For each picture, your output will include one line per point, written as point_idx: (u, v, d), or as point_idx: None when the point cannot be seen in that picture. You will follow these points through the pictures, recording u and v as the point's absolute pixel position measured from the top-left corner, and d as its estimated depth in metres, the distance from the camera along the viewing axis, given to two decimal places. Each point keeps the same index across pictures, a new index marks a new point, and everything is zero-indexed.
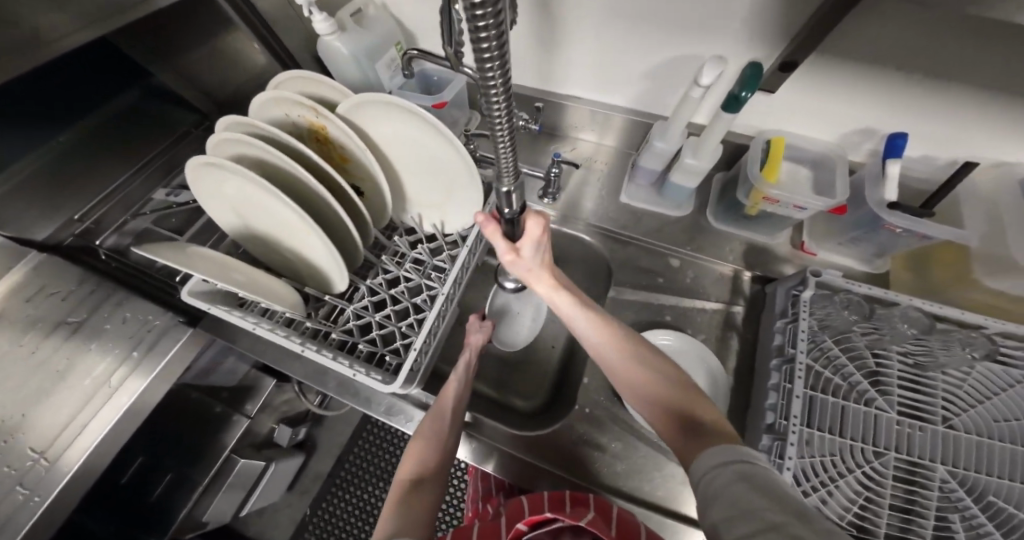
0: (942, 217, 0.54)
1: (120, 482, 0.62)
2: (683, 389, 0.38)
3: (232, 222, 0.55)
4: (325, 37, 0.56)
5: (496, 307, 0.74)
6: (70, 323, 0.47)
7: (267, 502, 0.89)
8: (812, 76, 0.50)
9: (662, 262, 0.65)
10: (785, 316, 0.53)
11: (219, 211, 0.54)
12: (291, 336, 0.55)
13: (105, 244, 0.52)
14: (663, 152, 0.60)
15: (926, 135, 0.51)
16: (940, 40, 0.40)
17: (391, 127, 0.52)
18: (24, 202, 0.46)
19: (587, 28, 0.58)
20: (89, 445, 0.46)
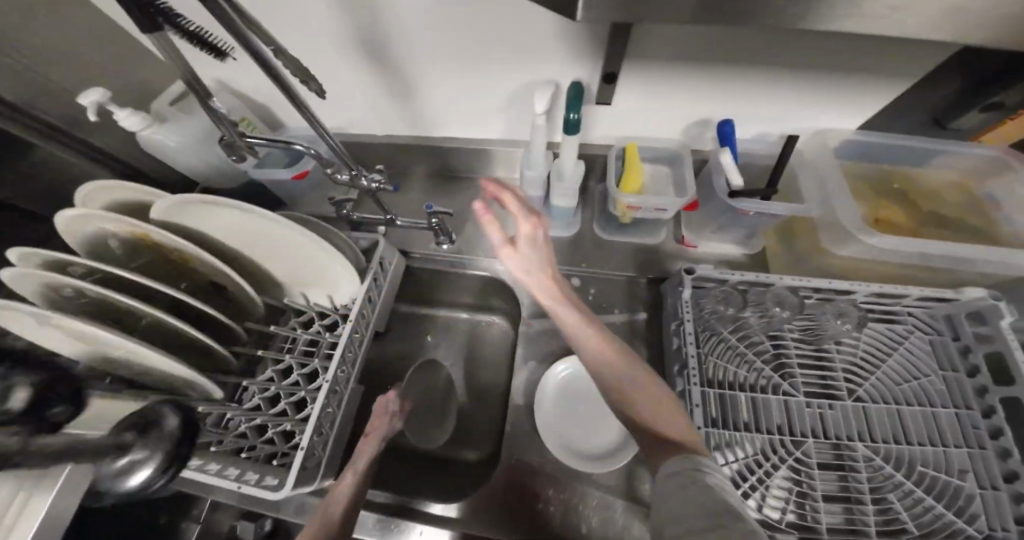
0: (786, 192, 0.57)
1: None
2: (652, 400, 0.37)
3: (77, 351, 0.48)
4: (142, 133, 0.52)
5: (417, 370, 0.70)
6: None
7: None
8: (639, 83, 0.51)
9: (563, 283, 0.64)
10: (676, 317, 0.54)
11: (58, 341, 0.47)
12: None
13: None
14: (534, 178, 0.60)
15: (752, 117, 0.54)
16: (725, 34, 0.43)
17: (227, 222, 0.49)
18: None
19: (424, 73, 0.57)
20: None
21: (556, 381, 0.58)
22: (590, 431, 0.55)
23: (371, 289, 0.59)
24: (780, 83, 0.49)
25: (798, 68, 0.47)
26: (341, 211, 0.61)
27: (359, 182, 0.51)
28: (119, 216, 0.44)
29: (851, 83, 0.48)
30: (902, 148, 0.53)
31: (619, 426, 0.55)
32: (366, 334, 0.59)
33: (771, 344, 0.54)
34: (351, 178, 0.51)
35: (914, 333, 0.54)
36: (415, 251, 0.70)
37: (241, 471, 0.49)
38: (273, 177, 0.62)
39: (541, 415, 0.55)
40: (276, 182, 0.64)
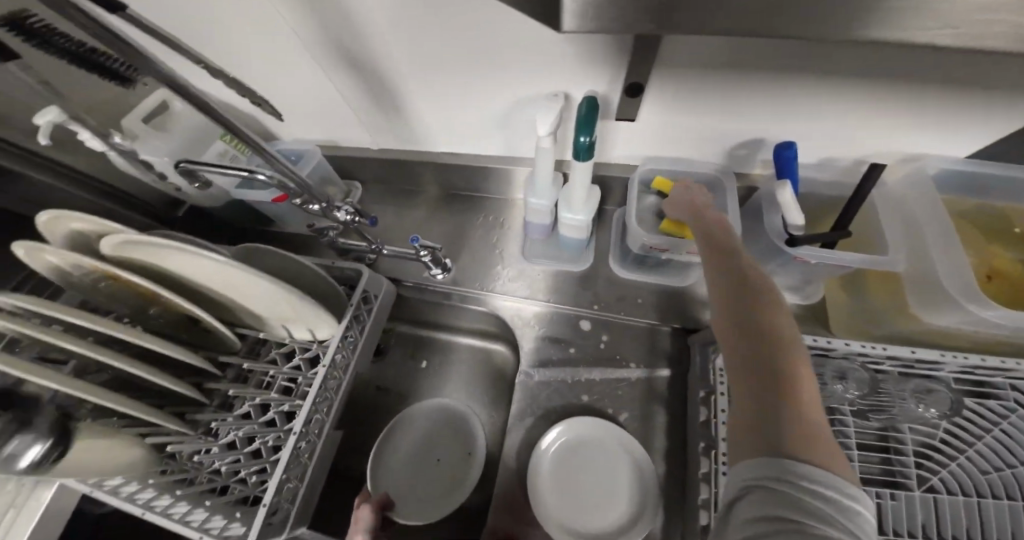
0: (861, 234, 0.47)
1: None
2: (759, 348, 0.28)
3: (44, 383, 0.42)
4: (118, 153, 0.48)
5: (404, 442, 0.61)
6: None
7: None
8: (670, 98, 0.42)
9: (571, 326, 0.56)
10: (705, 384, 0.43)
11: None
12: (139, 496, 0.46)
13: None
14: (540, 208, 0.52)
15: (815, 137, 0.43)
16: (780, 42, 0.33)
17: (182, 259, 0.42)
18: None
19: (416, 85, 0.50)
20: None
21: (556, 444, 0.49)
22: (594, 508, 0.46)
23: (351, 326, 0.52)
24: (858, 97, 0.38)
25: (884, 80, 0.35)
26: (326, 239, 0.56)
27: (330, 214, 0.45)
28: (67, 250, 0.38)
29: (959, 97, 0.36)
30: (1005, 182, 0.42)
31: (625, 502, 0.45)
32: (346, 378, 0.52)
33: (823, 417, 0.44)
34: (323, 210, 0.45)
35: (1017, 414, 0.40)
36: (408, 280, 0.64)
37: (207, 515, 0.45)
38: (256, 197, 0.57)
39: (535, 485, 0.47)
40: (260, 202, 0.59)
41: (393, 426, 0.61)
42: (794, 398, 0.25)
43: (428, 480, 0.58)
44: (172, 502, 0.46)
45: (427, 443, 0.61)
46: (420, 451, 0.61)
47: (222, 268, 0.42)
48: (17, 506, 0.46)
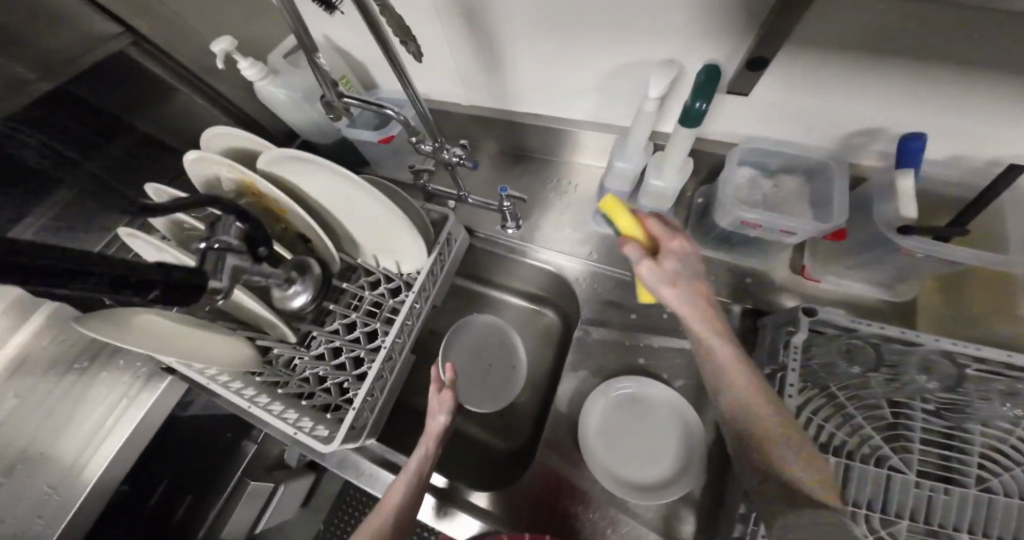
0: (982, 238, 0.45)
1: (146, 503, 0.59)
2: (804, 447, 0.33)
3: (192, 279, 0.53)
4: (258, 84, 0.54)
5: (467, 336, 0.69)
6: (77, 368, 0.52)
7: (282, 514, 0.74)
8: (790, 75, 0.41)
9: (636, 295, 0.58)
10: (773, 362, 0.45)
11: (179, 271, 0.53)
12: (245, 391, 0.54)
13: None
14: (626, 173, 0.53)
15: (946, 131, 0.41)
16: (935, 29, 0.31)
17: (313, 178, 0.49)
18: None
19: (524, 45, 0.52)
20: (103, 462, 0.52)
21: (614, 397, 0.53)
22: (643, 457, 0.50)
23: (436, 263, 0.58)
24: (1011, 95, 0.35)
25: None
26: (420, 184, 0.62)
27: (439, 155, 0.50)
28: (232, 163, 0.46)
29: None
30: None
31: (673, 461, 0.49)
32: (424, 311, 0.59)
33: (892, 410, 0.44)
34: (433, 150, 0.51)
35: None
36: (481, 231, 0.68)
37: (298, 416, 0.52)
38: (358, 137, 0.61)
39: (585, 426, 0.52)
40: (362, 143, 0.64)
41: (454, 330, 0.68)
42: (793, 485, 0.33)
43: (480, 379, 0.67)
44: (271, 400, 0.53)
45: (479, 350, 0.69)
46: (475, 355, 0.68)
47: (348, 190, 0.49)
48: (130, 397, 0.56)
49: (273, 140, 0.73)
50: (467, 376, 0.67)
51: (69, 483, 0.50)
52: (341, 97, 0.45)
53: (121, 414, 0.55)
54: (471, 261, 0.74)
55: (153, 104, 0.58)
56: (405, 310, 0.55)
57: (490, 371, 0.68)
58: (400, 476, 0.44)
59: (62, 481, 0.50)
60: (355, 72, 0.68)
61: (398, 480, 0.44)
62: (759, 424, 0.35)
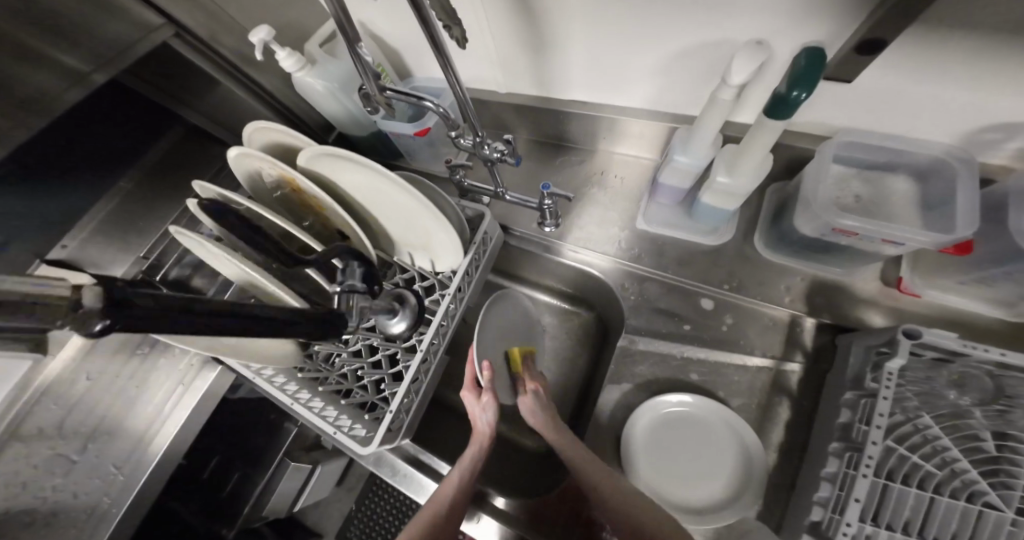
0: None
1: (200, 477, 0.61)
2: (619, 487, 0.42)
3: (235, 272, 0.53)
4: (297, 76, 0.52)
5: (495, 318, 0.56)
6: (141, 353, 0.55)
7: (321, 492, 0.82)
8: (905, 57, 0.34)
9: (689, 303, 0.53)
10: (859, 388, 0.40)
11: (224, 265, 0.53)
12: (288, 386, 0.55)
13: (168, 275, 0.57)
14: (686, 168, 0.48)
15: None
16: None
17: (352, 176, 0.48)
18: (98, 246, 0.52)
19: (576, 24, 0.46)
20: (164, 442, 0.54)
21: (664, 411, 0.49)
22: (694, 474, 0.47)
23: (474, 263, 0.55)
24: None
25: None
26: (457, 180, 0.58)
27: (481, 149, 0.47)
28: (274, 160, 0.45)
29: None
30: None
31: (727, 481, 0.46)
32: (462, 311, 0.57)
33: (995, 444, 0.39)
34: (474, 144, 0.47)
35: None
36: (517, 228, 0.65)
37: (338, 414, 0.52)
38: (394, 129, 0.59)
39: (628, 441, 0.48)
40: (399, 135, 0.61)
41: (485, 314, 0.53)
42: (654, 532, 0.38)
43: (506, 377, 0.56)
44: (313, 397, 0.54)
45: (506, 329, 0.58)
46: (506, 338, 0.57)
47: (389, 187, 0.47)
48: (186, 384, 0.57)
49: (311, 131, 0.72)
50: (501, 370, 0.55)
51: (132, 463, 0.53)
52: (382, 89, 0.42)
53: (175, 400, 0.56)
54: (508, 259, 0.71)
55: (197, 97, 0.58)
56: (444, 311, 0.53)
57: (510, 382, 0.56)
58: (450, 473, 0.45)
59: (127, 462, 0.53)
60: (391, 59, 0.65)
61: (448, 479, 0.45)
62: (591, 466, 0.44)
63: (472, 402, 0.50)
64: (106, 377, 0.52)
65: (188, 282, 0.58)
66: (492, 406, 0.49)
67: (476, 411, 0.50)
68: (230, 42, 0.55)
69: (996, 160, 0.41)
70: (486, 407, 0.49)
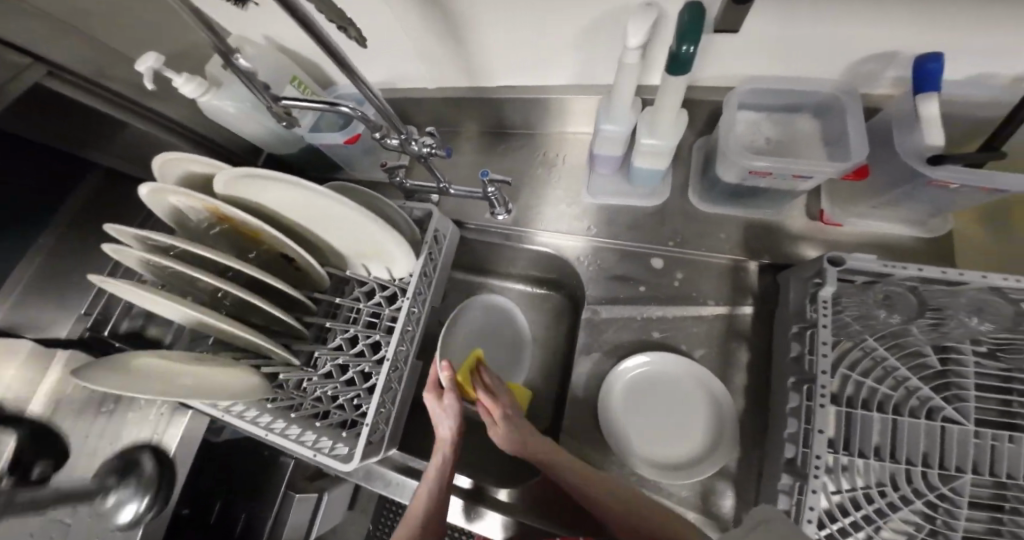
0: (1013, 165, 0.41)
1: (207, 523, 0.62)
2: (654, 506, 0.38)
3: (178, 314, 0.50)
4: (202, 100, 0.49)
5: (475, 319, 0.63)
6: (106, 410, 0.51)
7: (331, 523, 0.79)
8: (783, 5, 0.35)
9: (643, 266, 0.55)
10: (801, 320, 0.42)
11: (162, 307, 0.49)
12: (260, 419, 0.53)
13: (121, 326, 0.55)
14: (614, 136, 0.49)
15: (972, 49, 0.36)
16: None
17: (283, 195, 0.46)
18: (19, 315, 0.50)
19: (481, 9, 0.46)
20: None
21: (632, 374, 0.51)
22: (674, 432, 0.48)
23: (426, 265, 0.55)
24: None
25: None
26: (396, 183, 0.58)
27: (409, 147, 0.46)
28: (190, 190, 0.42)
29: None
30: None
31: (704, 431, 0.47)
32: (424, 313, 0.57)
33: (939, 357, 0.41)
34: (401, 143, 0.46)
35: None
36: (471, 222, 0.64)
37: (316, 437, 0.51)
38: (324, 141, 0.57)
39: (608, 411, 0.49)
40: (330, 147, 0.59)
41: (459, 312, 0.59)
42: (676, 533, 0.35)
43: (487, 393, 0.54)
44: (287, 425, 0.52)
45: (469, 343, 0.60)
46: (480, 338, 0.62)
47: (319, 200, 0.45)
48: None
49: (241, 156, 0.69)
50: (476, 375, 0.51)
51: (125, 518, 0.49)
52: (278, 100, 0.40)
53: None
54: (468, 253, 0.71)
55: (103, 141, 0.53)
56: (404, 316, 0.53)
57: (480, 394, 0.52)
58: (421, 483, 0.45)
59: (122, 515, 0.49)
60: (308, 68, 0.63)
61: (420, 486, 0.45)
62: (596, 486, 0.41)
63: (438, 407, 0.48)
64: (78, 438, 0.49)
65: (142, 332, 0.56)
66: (450, 414, 0.46)
67: (438, 415, 0.48)
68: (124, 77, 0.51)
69: (880, 88, 0.42)
70: (446, 410, 0.47)
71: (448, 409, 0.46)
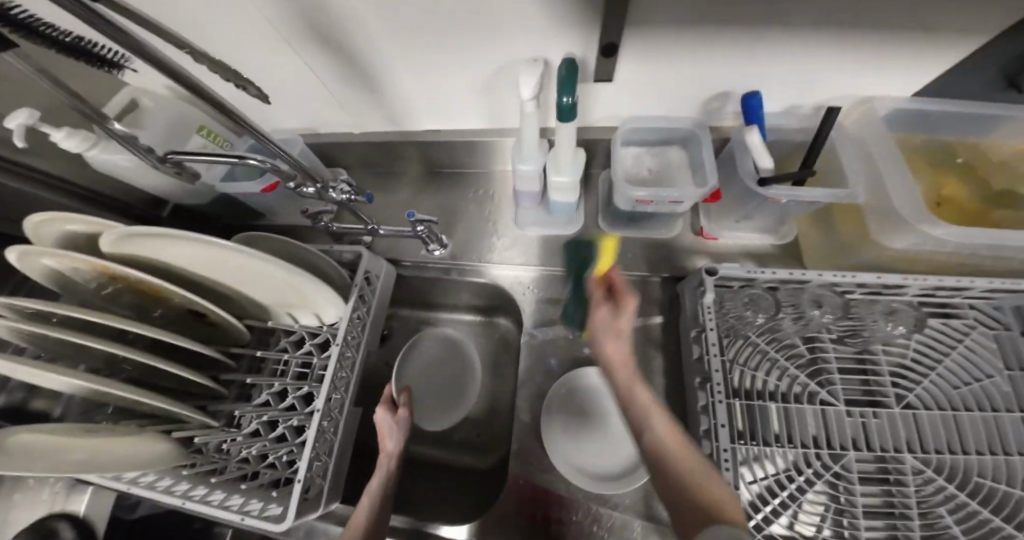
0: (825, 176, 0.51)
1: None
2: (701, 465, 0.32)
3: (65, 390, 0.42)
4: (88, 153, 0.46)
5: (437, 348, 0.69)
6: None
7: None
8: (639, 60, 0.43)
9: (567, 287, 0.59)
10: (697, 325, 0.48)
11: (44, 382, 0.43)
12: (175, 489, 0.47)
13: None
14: (528, 174, 0.54)
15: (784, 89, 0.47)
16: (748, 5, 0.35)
17: (187, 251, 0.43)
18: None
19: (394, 62, 0.49)
20: None
21: (568, 392, 0.54)
22: (609, 442, 0.51)
23: (356, 308, 0.54)
24: (815, 49, 0.40)
25: (844, 31, 0.38)
26: (321, 228, 0.57)
27: (327, 194, 0.47)
28: (70, 253, 0.38)
29: (911, 45, 0.39)
30: (963, 116, 0.46)
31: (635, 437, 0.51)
32: (359, 355, 0.55)
33: (806, 347, 0.48)
34: (319, 191, 0.47)
35: (974, 331, 0.48)
36: (406, 259, 0.65)
37: (244, 501, 0.46)
38: (240, 190, 0.56)
39: (548, 431, 0.51)
40: (246, 194, 0.58)
41: (409, 348, 0.67)
42: (694, 486, 0.30)
43: (439, 391, 0.66)
44: (210, 491, 0.47)
45: (433, 362, 0.68)
46: (439, 365, 0.68)
47: (228, 255, 0.44)
48: None
49: (142, 209, 0.64)
50: (421, 394, 0.65)
51: None
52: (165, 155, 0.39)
53: None
54: (404, 290, 0.71)
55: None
56: (336, 362, 0.51)
57: (440, 375, 0.67)
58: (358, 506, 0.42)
59: None
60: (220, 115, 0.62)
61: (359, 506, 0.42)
62: (682, 456, 0.32)
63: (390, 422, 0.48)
64: None
65: (24, 407, 0.49)
66: (405, 426, 0.48)
67: (387, 428, 0.48)
68: None
69: (726, 121, 0.53)
70: (398, 423, 0.48)
71: (401, 426, 0.48)
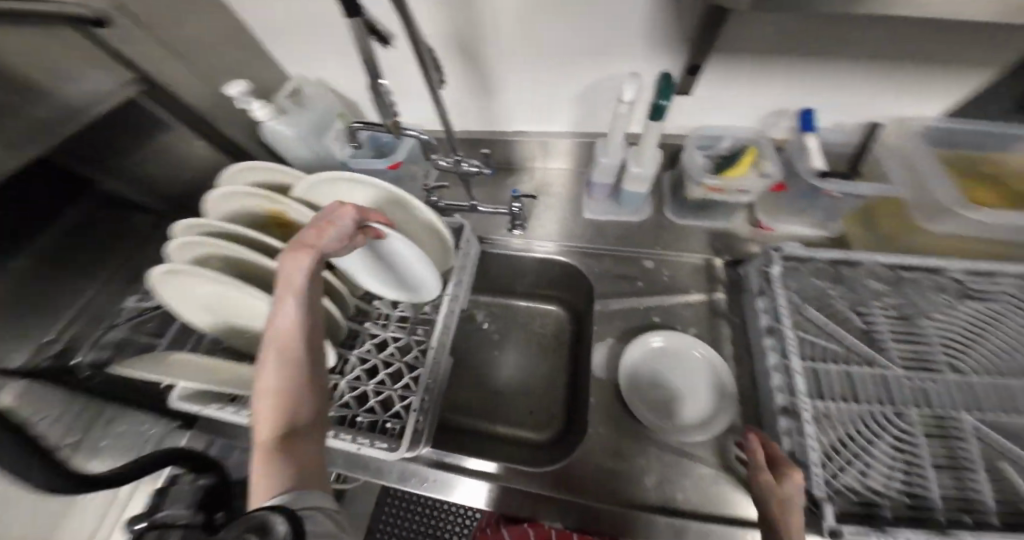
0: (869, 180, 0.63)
1: None
2: None
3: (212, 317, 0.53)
4: (267, 122, 0.58)
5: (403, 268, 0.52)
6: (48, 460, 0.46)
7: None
8: (713, 74, 0.57)
9: (637, 266, 0.68)
10: (764, 293, 0.56)
11: (193, 310, 0.52)
12: None
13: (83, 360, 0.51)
14: (609, 166, 0.64)
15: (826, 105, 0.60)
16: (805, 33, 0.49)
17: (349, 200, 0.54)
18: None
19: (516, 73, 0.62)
20: None
21: (646, 351, 0.60)
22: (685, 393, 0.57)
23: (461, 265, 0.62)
24: (853, 71, 0.54)
25: (871, 57, 0.52)
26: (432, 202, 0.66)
27: (459, 167, 0.57)
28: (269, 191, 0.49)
29: (923, 69, 0.53)
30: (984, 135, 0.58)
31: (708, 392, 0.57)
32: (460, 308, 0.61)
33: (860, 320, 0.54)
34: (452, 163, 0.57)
35: (1010, 308, 0.54)
36: (491, 235, 0.72)
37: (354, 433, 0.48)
38: (367, 166, 0.65)
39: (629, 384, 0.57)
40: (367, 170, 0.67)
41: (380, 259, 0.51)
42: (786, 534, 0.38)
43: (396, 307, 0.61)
44: None
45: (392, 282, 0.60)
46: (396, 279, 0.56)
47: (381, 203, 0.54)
48: None
49: None
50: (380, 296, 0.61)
51: None
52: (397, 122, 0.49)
53: None
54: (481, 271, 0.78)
55: None
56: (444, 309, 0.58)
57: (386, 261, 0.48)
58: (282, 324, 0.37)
59: None
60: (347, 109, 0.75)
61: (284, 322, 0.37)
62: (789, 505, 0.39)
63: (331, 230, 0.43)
64: None
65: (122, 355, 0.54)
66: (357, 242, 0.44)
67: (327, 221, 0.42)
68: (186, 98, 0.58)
69: (781, 134, 0.66)
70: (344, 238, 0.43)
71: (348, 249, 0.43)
